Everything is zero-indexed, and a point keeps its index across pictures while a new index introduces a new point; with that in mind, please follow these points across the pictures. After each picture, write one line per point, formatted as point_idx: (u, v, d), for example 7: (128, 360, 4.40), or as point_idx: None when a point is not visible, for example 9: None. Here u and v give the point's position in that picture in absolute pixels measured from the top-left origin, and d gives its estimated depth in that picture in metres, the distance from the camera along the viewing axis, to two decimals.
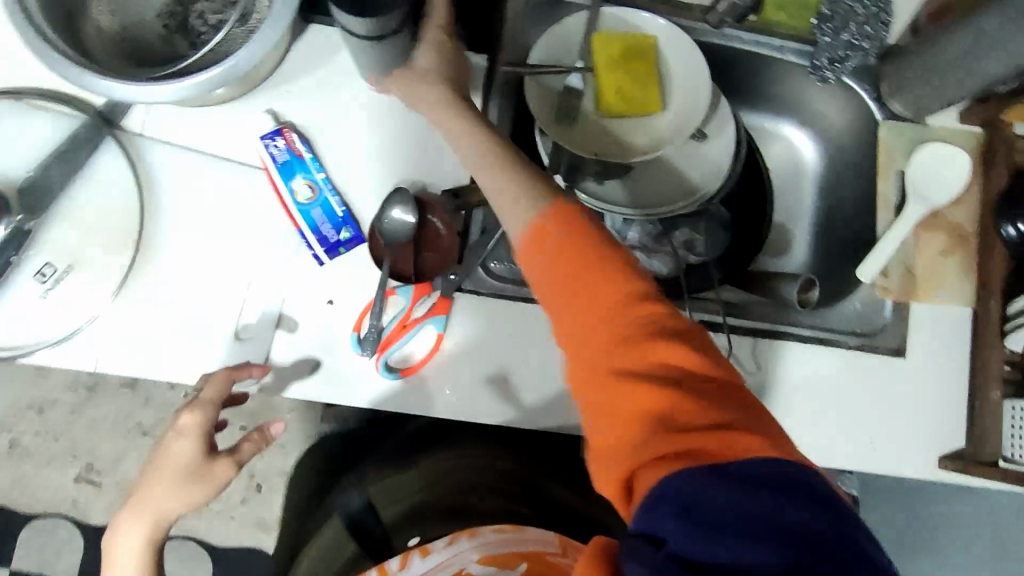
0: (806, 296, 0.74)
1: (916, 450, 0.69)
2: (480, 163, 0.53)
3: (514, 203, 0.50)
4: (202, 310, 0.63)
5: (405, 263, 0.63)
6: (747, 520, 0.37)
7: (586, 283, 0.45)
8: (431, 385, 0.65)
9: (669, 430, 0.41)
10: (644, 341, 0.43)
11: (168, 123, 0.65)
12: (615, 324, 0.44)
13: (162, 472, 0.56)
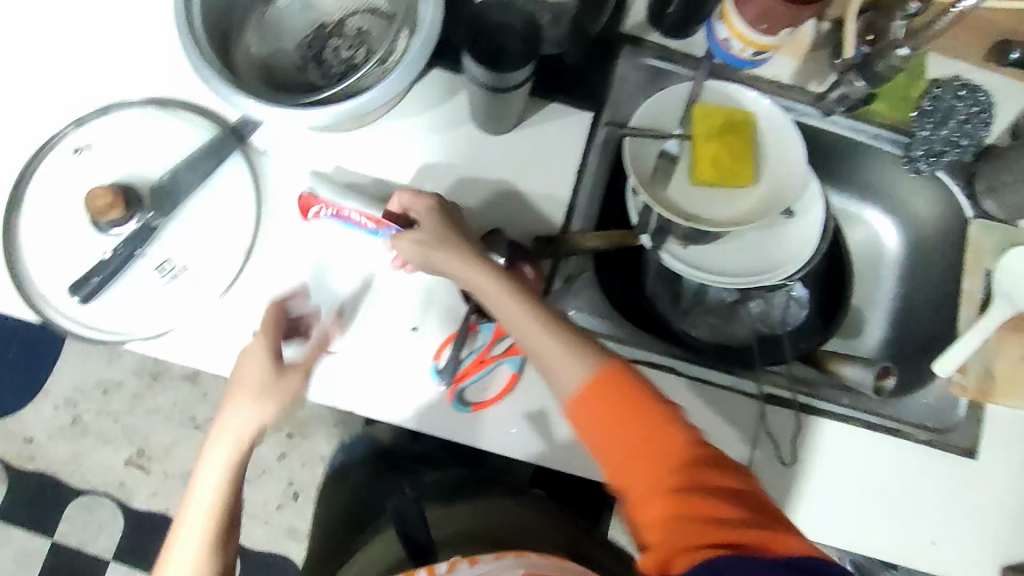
0: (880, 383, 0.75)
1: (978, 555, 0.68)
2: (511, 306, 0.58)
3: (543, 349, 0.56)
4: (296, 322, 0.66)
5: None
6: None
7: (616, 407, 0.53)
8: (502, 421, 0.67)
9: (703, 528, 0.48)
10: (669, 453, 0.51)
11: (289, 143, 0.69)
12: (647, 439, 0.52)
13: (247, 380, 0.61)
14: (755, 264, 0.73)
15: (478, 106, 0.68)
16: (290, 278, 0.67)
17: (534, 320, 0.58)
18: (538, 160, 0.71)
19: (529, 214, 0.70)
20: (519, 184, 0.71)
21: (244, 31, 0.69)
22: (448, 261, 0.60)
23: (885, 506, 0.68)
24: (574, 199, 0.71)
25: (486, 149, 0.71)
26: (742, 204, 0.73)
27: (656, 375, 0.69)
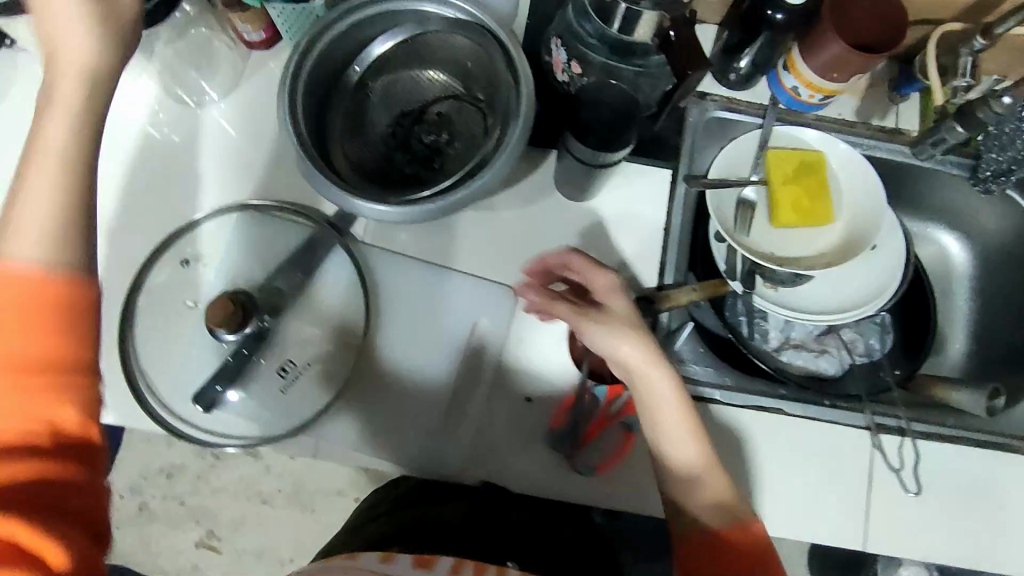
0: (993, 403, 0.74)
1: None
2: (682, 441, 0.59)
3: (699, 495, 0.59)
4: (417, 406, 0.69)
5: (603, 366, 0.68)
6: None
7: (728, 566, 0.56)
8: (622, 482, 0.68)
9: None
10: None
11: (390, 233, 0.73)
12: None
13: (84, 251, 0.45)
14: (847, 298, 0.74)
15: (570, 176, 0.71)
16: (405, 363, 0.70)
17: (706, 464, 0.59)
18: (624, 221, 0.74)
19: (622, 275, 0.72)
20: (609, 247, 0.73)
21: (334, 120, 0.70)
22: (633, 363, 0.58)
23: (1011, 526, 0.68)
24: (664, 254, 0.73)
25: (575, 216, 0.74)
26: (825, 242, 0.75)
27: (766, 417, 0.70)
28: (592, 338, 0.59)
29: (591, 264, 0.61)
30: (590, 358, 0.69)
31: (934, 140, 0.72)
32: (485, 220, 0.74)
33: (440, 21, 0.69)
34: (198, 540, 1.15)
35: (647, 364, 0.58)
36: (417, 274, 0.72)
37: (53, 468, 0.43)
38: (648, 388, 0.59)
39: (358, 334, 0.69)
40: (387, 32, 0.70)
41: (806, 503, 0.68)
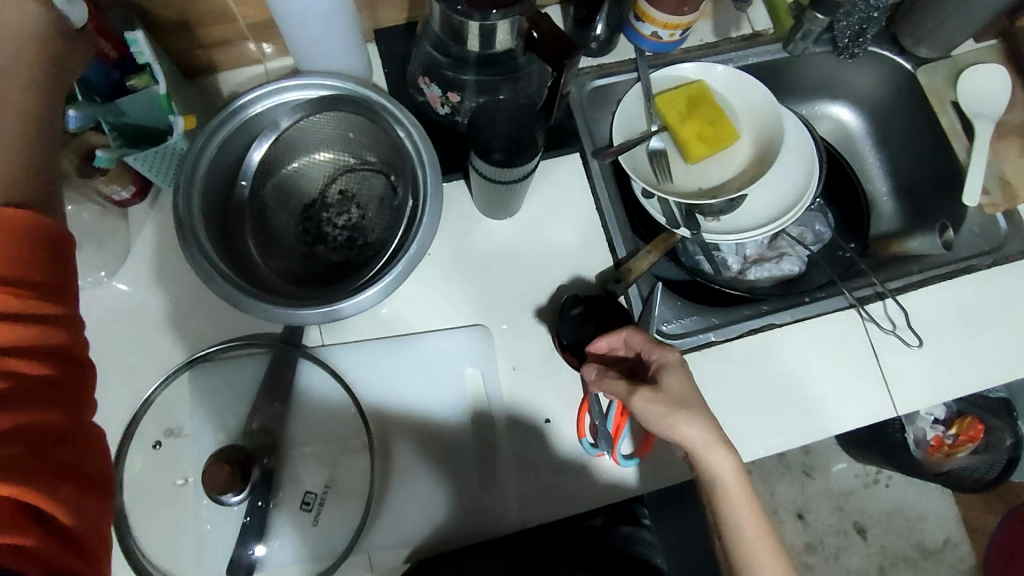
0: (946, 238, 0.80)
1: None
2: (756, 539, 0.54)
3: None
4: (451, 476, 0.67)
5: None
6: None
7: None
8: (664, 456, 0.70)
9: None
10: None
11: (345, 325, 0.71)
12: None
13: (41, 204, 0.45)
14: (781, 199, 0.77)
15: (494, 203, 0.71)
16: (421, 440, 0.68)
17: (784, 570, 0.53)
18: (558, 217, 0.74)
19: (579, 268, 0.73)
20: (555, 246, 0.73)
21: (245, 240, 0.67)
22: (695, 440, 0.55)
23: (1001, 335, 0.75)
24: (607, 232, 0.74)
25: (512, 233, 0.74)
26: (737, 160, 0.78)
27: (765, 337, 0.74)
28: (654, 413, 0.56)
29: (650, 351, 0.60)
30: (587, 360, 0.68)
31: (801, 34, 0.78)
32: (431, 273, 0.72)
33: (305, 105, 0.66)
34: None
35: (710, 442, 0.55)
36: (390, 352, 0.70)
37: (25, 364, 0.39)
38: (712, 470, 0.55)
39: (359, 434, 0.67)
40: (260, 135, 0.67)
41: (833, 396, 0.72)
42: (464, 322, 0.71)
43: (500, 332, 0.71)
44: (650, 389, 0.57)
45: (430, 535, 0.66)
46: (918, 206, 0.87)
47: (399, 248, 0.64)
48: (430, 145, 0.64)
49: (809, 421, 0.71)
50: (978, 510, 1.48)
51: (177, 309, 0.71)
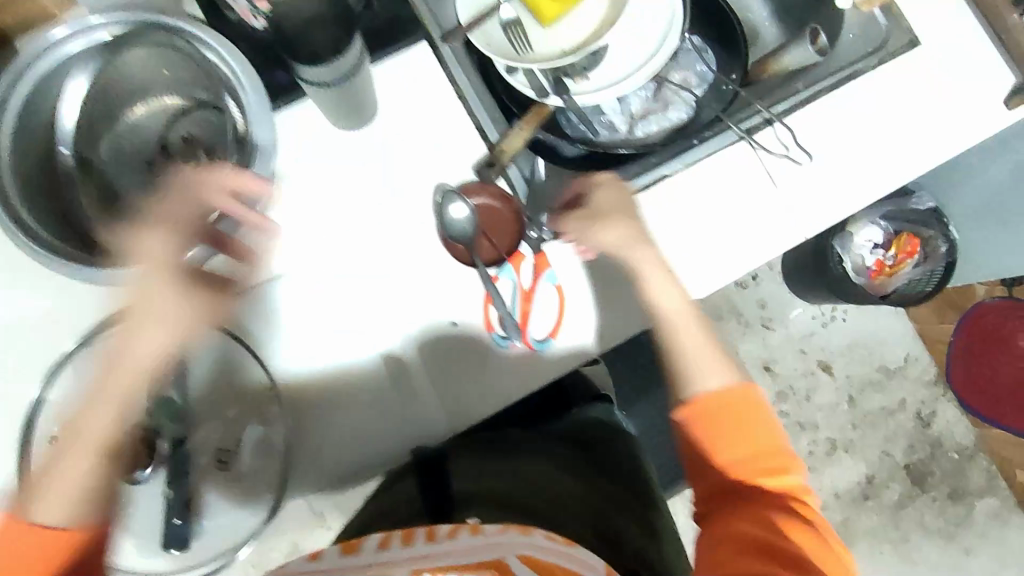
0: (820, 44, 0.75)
1: (989, 105, 0.74)
2: (677, 314, 0.67)
3: (711, 367, 0.66)
4: (368, 399, 0.67)
5: (490, 252, 0.67)
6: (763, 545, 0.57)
7: (745, 422, 0.64)
8: (579, 332, 0.69)
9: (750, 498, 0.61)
10: (754, 498, 0.61)
11: (223, 279, 0.67)
12: (751, 454, 0.63)
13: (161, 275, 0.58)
14: (649, 43, 0.72)
15: (343, 109, 0.66)
16: (330, 373, 0.66)
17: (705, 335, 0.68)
18: (421, 113, 0.70)
19: (456, 161, 0.69)
20: (425, 145, 0.69)
21: (88, 214, 0.62)
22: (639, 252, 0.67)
23: (891, 134, 0.74)
24: (476, 119, 0.70)
25: (377, 142, 0.69)
26: (599, 11, 0.70)
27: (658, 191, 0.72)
28: (602, 236, 0.67)
29: (586, 175, 0.69)
30: (477, 252, 0.67)
31: None
32: (301, 202, 0.68)
33: (92, 50, 0.59)
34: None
35: (637, 241, 0.67)
36: (275, 294, 0.67)
37: None
38: (648, 268, 0.67)
39: (265, 380, 0.64)
40: (62, 98, 0.60)
41: (734, 232, 0.72)
42: (347, 243, 0.68)
43: (386, 247, 0.68)
44: (584, 208, 0.67)
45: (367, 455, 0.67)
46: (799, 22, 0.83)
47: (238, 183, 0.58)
48: (247, 61, 0.58)
49: (704, 265, 0.72)
50: (933, 320, 1.53)
51: (46, 301, 0.67)
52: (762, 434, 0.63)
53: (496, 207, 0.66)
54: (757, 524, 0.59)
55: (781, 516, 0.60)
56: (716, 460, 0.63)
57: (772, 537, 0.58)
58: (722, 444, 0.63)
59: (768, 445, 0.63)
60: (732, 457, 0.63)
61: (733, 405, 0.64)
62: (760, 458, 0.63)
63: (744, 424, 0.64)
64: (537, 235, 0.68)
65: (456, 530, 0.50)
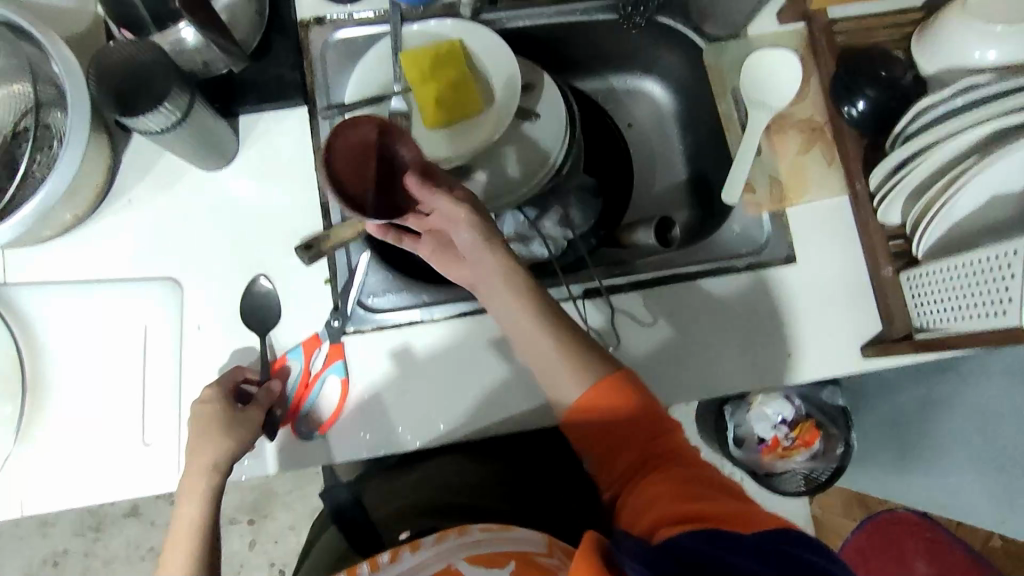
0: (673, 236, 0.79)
1: (837, 347, 0.72)
2: (517, 313, 0.62)
3: (570, 373, 0.60)
4: (108, 432, 0.66)
5: (350, 176, 0.52)
6: (684, 493, 0.52)
7: (627, 404, 0.59)
8: (348, 434, 0.66)
9: (661, 466, 0.56)
10: (661, 467, 0.56)
11: (24, 267, 0.68)
12: (646, 436, 0.58)
13: (199, 436, 0.60)
14: (515, 178, 0.74)
15: (185, 152, 0.66)
16: (83, 393, 0.66)
17: (547, 327, 0.61)
18: (275, 172, 0.71)
19: (288, 229, 0.70)
20: (264, 204, 0.70)
21: None
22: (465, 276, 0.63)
23: (727, 340, 0.72)
24: (324, 194, 0.70)
25: (222, 186, 0.70)
26: (477, 135, 0.72)
27: (475, 319, 0.69)
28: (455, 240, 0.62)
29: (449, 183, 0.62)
30: (336, 157, 0.52)
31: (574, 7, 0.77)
32: (127, 220, 0.69)
33: None
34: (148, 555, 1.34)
35: (501, 250, 0.61)
36: (62, 301, 0.67)
37: None
38: (495, 298, 0.62)
39: (17, 375, 0.66)
40: None
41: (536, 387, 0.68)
42: (155, 273, 0.69)
43: (188, 289, 0.69)
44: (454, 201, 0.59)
45: (85, 483, 0.65)
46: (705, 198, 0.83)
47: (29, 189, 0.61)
48: (76, 64, 0.60)
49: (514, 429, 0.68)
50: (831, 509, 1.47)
51: None
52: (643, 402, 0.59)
53: (360, 152, 0.53)
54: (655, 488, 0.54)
55: (671, 471, 0.55)
56: (618, 447, 0.58)
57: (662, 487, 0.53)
58: (606, 418, 0.59)
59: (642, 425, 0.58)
60: (609, 455, 0.59)
61: (600, 394, 0.59)
62: (648, 432, 0.58)
63: (609, 411, 0.59)
64: (336, 325, 0.68)
65: (395, 555, 0.56)
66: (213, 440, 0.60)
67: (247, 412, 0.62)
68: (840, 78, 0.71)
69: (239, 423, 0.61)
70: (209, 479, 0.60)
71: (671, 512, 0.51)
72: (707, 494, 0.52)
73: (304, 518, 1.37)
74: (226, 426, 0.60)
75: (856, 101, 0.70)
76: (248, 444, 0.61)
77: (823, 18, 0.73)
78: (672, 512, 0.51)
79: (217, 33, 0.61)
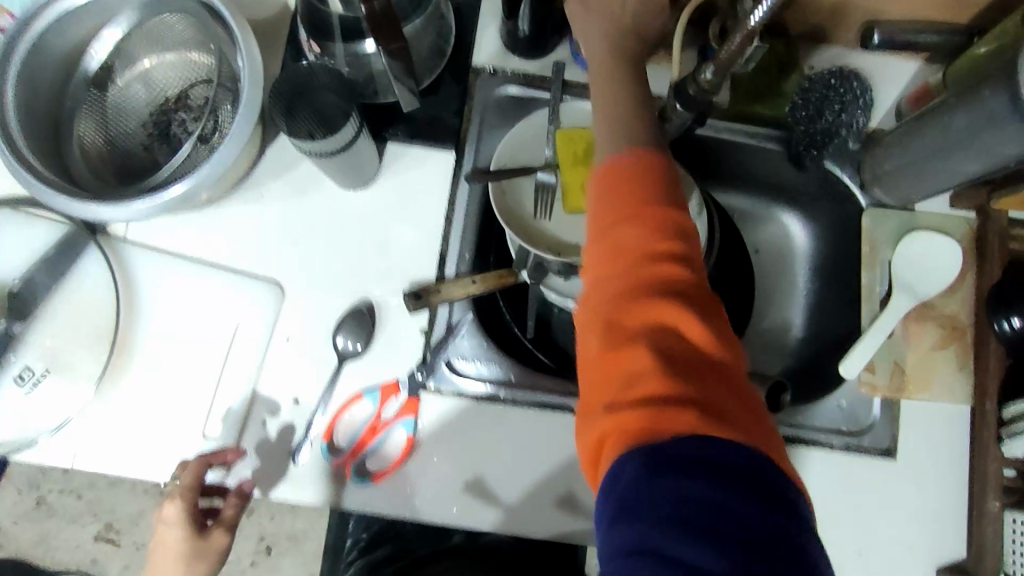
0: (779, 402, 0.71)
1: (911, 562, 0.67)
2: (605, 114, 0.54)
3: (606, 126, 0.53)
4: (175, 414, 0.66)
5: None
6: (651, 362, 0.43)
7: (632, 199, 0.48)
8: (398, 492, 0.65)
9: (634, 318, 0.44)
10: (631, 310, 0.45)
11: (148, 229, 0.70)
12: (632, 238, 0.46)
13: (164, 558, 0.64)
14: None
15: (327, 168, 0.66)
16: (163, 367, 0.67)
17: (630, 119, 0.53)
18: (403, 208, 0.70)
19: (401, 268, 0.69)
20: (385, 236, 0.70)
21: (77, 126, 0.66)
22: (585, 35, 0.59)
23: None
24: (445, 244, 0.69)
25: (350, 206, 0.70)
26: None
27: (553, 417, 0.67)
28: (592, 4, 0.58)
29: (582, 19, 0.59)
30: None
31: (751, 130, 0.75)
32: (253, 211, 0.70)
33: None
34: (151, 490, 1.36)
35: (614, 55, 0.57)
36: (171, 273, 0.68)
37: None
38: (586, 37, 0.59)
39: (107, 332, 0.67)
40: (116, 19, 0.66)
41: (593, 503, 0.66)
42: (263, 273, 0.69)
43: (288, 297, 0.68)
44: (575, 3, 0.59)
45: (138, 456, 0.65)
46: (814, 352, 0.79)
47: (182, 171, 0.61)
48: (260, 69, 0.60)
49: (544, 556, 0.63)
50: None
51: None
52: (653, 208, 0.47)
53: None
54: (612, 295, 0.46)
55: (653, 308, 0.44)
56: (604, 227, 0.48)
57: (620, 322, 0.45)
58: (608, 206, 0.48)
59: (638, 226, 0.46)
60: (593, 239, 0.49)
61: (619, 175, 0.49)
62: (652, 253, 0.46)
63: (609, 242, 0.47)
64: (420, 377, 0.67)
65: None
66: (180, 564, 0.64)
67: (210, 536, 0.64)
68: (1000, 288, 0.67)
69: (202, 555, 0.64)
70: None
71: (633, 387, 0.42)
72: (683, 350, 0.43)
73: (304, 503, 1.38)
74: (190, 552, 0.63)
75: (1013, 317, 0.65)
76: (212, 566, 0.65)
77: (1001, 217, 0.69)
78: (628, 387, 0.43)
79: (401, 71, 0.60)
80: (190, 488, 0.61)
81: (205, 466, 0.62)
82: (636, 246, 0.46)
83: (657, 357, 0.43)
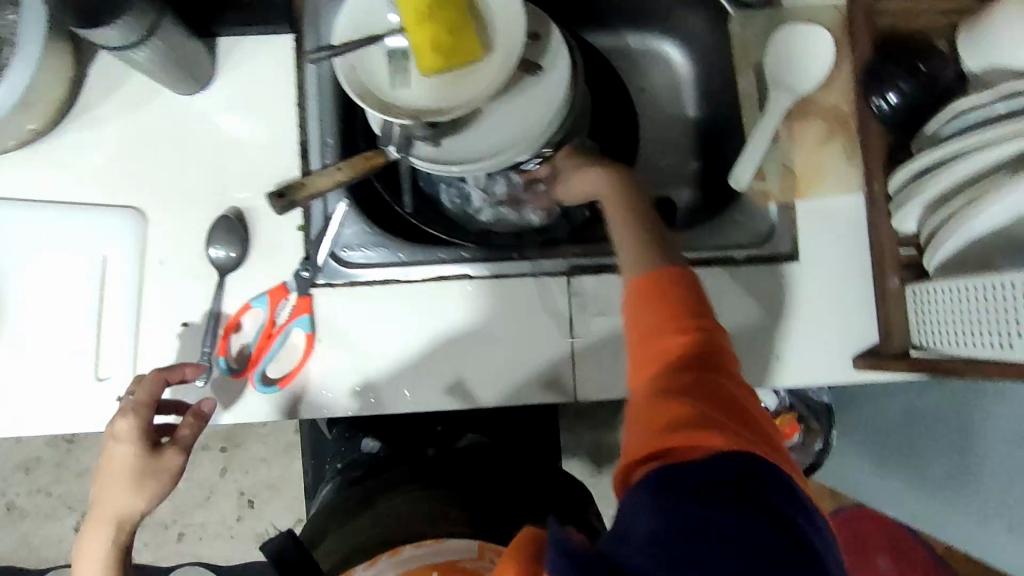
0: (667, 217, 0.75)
1: (827, 356, 0.68)
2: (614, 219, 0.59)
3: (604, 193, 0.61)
4: (59, 361, 0.63)
5: None
6: (697, 429, 0.45)
7: (679, 335, 0.50)
8: (307, 393, 0.64)
9: (683, 390, 0.47)
10: (680, 386, 0.48)
11: None
12: (676, 345, 0.49)
13: (108, 483, 0.56)
14: (507, 136, 0.66)
15: (152, 73, 0.61)
16: (35, 317, 0.63)
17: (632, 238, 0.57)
18: (251, 104, 0.66)
19: (262, 167, 0.65)
20: (238, 137, 0.66)
21: None
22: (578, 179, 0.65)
23: None
24: (303, 134, 0.66)
25: (195, 113, 0.66)
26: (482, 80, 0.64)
27: (450, 287, 0.66)
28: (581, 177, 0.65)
29: None
30: None
31: None
32: (92, 139, 0.65)
33: None
34: None
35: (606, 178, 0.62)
36: (18, 219, 0.64)
37: None
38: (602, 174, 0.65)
39: None
40: None
41: (506, 363, 0.65)
42: (118, 201, 0.65)
43: (150, 220, 0.65)
44: None
45: (30, 410, 0.62)
46: (712, 179, 0.78)
47: None
48: None
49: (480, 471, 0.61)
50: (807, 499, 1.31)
51: None
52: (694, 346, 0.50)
53: None
54: (662, 372, 0.49)
55: (694, 381, 0.48)
56: (650, 317, 0.51)
57: (672, 392, 0.48)
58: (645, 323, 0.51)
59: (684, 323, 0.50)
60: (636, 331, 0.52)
61: (642, 295, 0.52)
62: (693, 341, 0.49)
63: (666, 337, 0.50)
64: (306, 275, 0.64)
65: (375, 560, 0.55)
66: (123, 491, 0.55)
67: (164, 455, 0.57)
68: (873, 65, 0.65)
69: (155, 474, 0.56)
70: (110, 531, 0.56)
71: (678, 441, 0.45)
72: (723, 421, 0.46)
73: (276, 451, 1.36)
74: (139, 473, 0.55)
75: (886, 93, 0.64)
76: (165, 494, 0.57)
77: None
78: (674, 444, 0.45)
79: None
80: (150, 395, 0.57)
81: (164, 378, 0.57)
82: (689, 348, 0.49)
83: (704, 422, 0.45)
